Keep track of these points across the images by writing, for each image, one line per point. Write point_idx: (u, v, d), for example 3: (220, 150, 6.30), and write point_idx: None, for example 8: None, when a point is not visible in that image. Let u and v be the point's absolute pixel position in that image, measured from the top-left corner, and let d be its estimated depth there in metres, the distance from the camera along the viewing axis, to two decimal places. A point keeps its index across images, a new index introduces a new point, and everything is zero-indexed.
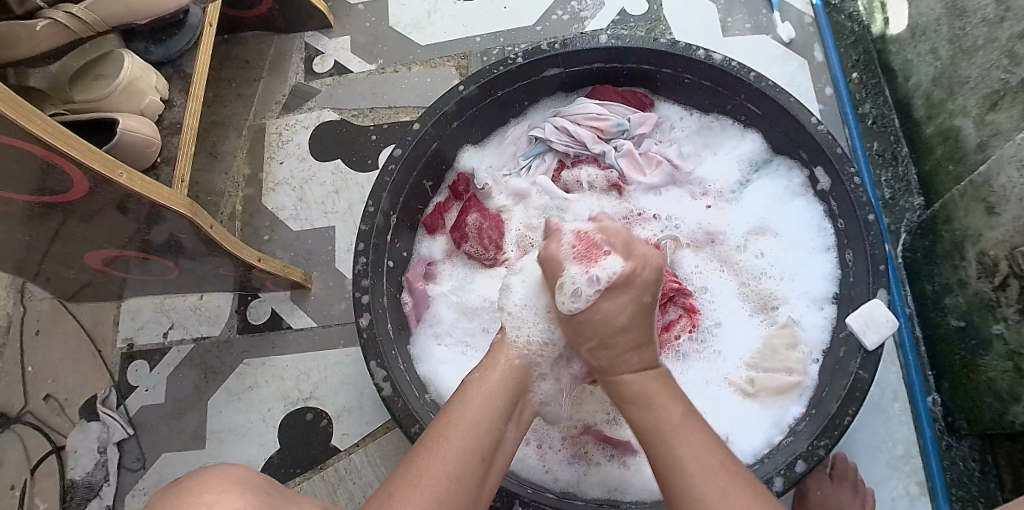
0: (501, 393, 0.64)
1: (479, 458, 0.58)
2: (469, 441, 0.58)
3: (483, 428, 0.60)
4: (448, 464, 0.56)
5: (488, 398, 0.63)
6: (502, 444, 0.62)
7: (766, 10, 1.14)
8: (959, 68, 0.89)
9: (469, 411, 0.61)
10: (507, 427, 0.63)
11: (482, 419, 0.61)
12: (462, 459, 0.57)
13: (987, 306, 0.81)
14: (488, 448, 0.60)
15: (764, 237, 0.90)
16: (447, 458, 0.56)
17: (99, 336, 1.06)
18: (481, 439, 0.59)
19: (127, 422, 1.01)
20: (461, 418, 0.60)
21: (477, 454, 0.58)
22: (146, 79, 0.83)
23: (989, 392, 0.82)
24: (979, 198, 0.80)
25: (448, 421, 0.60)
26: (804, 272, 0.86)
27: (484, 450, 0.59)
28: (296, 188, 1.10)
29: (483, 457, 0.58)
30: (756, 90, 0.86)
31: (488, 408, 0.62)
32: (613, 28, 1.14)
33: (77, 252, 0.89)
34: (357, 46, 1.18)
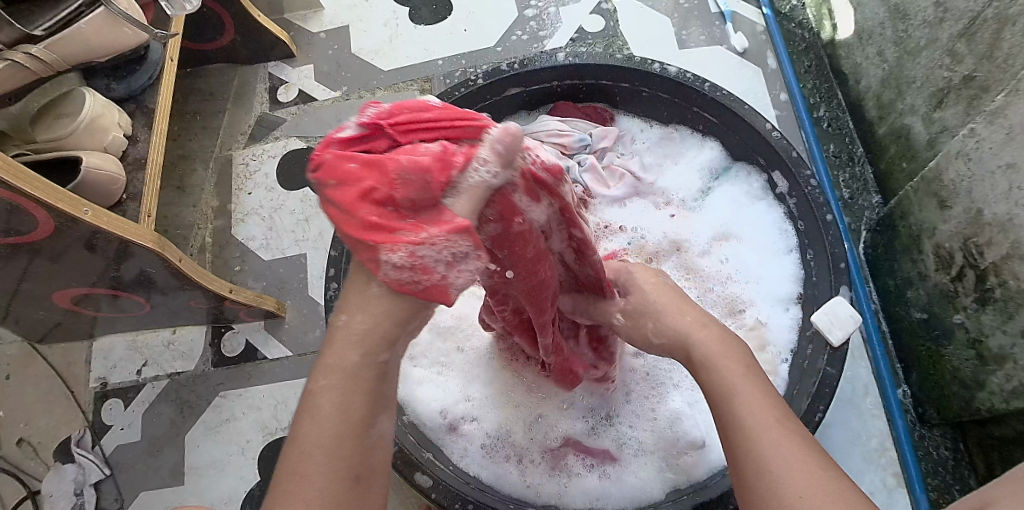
0: (354, 388, 0.45)
1: (353, 479, 0.44)
2: (336, 452, 0.44)
3: (343, 447, 0.44)
4: (321, 485, 0.43)
5: (335, 401, 0.44)
6: (377, 445, 0.47)
7: (719, 22, 1.17)
8: (905, 69, 0.92)
9: (325, 416, 0.44)
10: (383, 421, 0.47)
11: (342, 425, 0.44)
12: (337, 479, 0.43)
13: (946, 297, 0.84)
14: (359, 464, 0.45)
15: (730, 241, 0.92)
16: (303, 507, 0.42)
17: (71, 377, 1.04)
18: (348, 450, 0.44)
19: (102, 462, 0.99)
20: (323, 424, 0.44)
21: (346, 470, 0.44)
22: (109, 116, 0.83)
23: (956, 381, 0.84)
24: (931, 192, 0.83)
25: (302, 445, 0.44)
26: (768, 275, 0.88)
27: (354, 468, 0.44)
28: (266, 217, 1.10)
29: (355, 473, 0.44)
30: (711, 99, 0.88)
31: (352, 409, 0.45)
32: (572, 45, 1.16)
33: (45, 293, 0.88)
34: (321, 74, 1.19)
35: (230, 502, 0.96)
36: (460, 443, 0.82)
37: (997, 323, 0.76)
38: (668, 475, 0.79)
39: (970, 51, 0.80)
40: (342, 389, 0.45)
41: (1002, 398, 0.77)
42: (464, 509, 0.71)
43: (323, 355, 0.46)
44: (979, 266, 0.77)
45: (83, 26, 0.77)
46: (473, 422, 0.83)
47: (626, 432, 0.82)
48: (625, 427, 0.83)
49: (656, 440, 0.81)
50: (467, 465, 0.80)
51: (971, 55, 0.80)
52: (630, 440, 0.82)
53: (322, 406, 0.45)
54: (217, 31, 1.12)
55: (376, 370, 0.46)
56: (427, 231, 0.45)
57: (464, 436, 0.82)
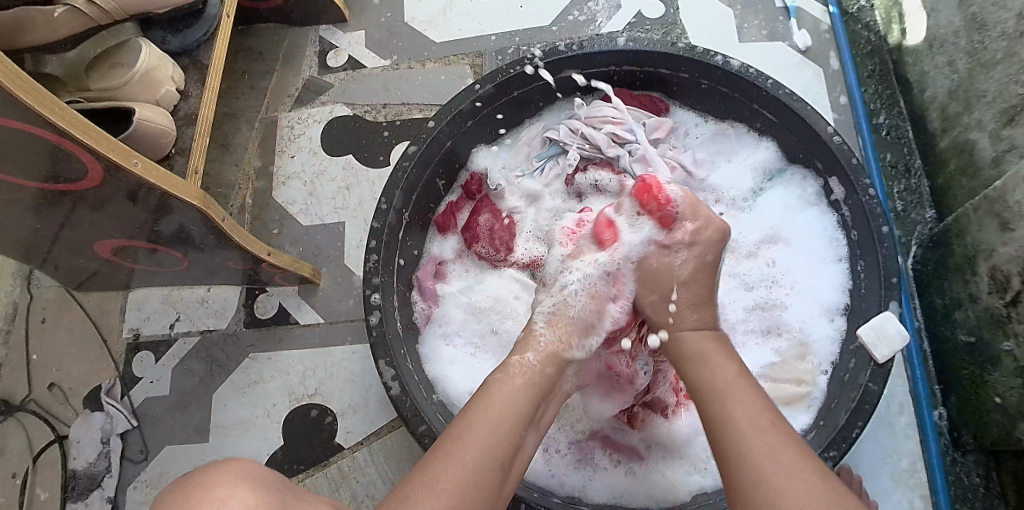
0: (520, 401, 0.59)
1: (497, 464, 0.53)
2: (493, 435, 0.55)
3: (503, 431, 0.56)
4: (470, 462, 0.52)
5: (505, 402, 0.58)
6: (522, 449, 0.58)
7: (783, 17, 1.13)
8: (976, 81, 0.89)
9: (494, 407, 0.57)
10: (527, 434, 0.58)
11: (508, 422, 0.57)
12: (479, 456, 0.53)
13: (996, 322, 0.81)
14: (506, 454, 0.55)
15: (785, 247, 0.90)
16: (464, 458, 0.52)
17: (105, 325, 1.05)
18: (503, 440, 0.55)
19: (130, 414, 1.00)
20: (485, 413, 0.57)
21: (495, 456, 0.54)
22: (163, 70, 0.82)
23: (997, 408, 0.81)
24: (993, 213, 0.80)
25: (474, 418, 0.56)
26: (817, 283, 0.85)
27: (502, 458, 0.54)
28: (306, 182, 1.10)
29: (502, 460, 0.54)
30: (772, 97, 0.86)
31: (512, 408, 0.58)
32: (630, 30, 1.13)
33: (86, 242, 0.88)
34: (371, 41, 1.18)
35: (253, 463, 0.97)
36: None
37: None
38: (694, 477, 0.78)
39: None
40: (507, 394, 0.59)
41: None
42: None
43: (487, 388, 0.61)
44: None
45: None
46: None
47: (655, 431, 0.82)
48: None
49: (684, 442, 0.80)
50: None
51: None
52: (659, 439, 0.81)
53: (485, 400, 0.58)
54: None
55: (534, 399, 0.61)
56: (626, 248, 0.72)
57: None
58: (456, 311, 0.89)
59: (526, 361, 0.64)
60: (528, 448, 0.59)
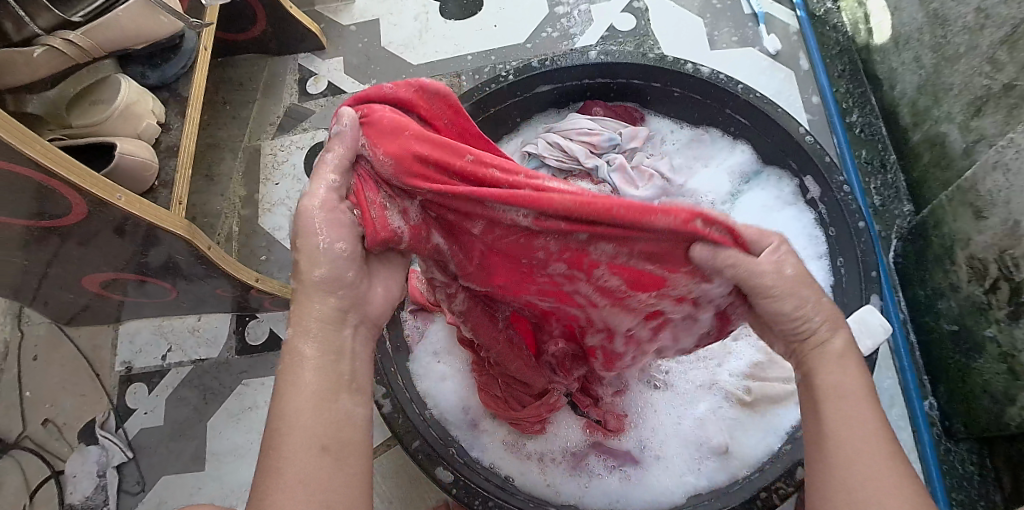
0: (319, 382, 0.47)
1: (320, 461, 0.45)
2: (307, 432, 0.45)
3: (310, 425, 0.45)
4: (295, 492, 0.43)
5: (302, 392, 0.47)
6: (343, 418, 0.47)
7: (752, 24, 1.16)
8: (942, 76, 0.90)
9: (294, 398, 0.46)
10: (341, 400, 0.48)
11: (317, 411, 0.46)
12: (308, 478, 0.44)
13: (978, 310, 0.82)
14: (323, 445, 0.45)
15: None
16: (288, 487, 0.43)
17: (98, 359, 1.06)
18: (311, 429, 0.45)
19: (126, 446, 1.00)
20: (284, 403, 0.46)
21: (306, 447, 0.45)
22: (143, 103, 0.84)
23: (985, 394, 0.82)
24: (966, 202, 0.81)
25: (280, 430, 0.45)
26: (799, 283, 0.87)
27: (318, 448, 0.45)
28: (293, 208, 1.11)
29: (319, 447, 0.45)
30: (744, 101, 0.87)
31: (314, 396, 0.47)
32: (602, 44, 1.15)
33: (75, 276, 0.89)
34: (350, 67, 1.20)
35: (249, 490, 0.97)
36: (482, 439, 0.82)
37: None
38: (689, 479, 0.78)
39: (1012, 59, 0.78)
40: (322, 370, 0.48)
41: None
42: (485, 505, 0.72)
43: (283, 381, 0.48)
44: (1013, 279, 0.75)
45: (119, 14, 0.77)
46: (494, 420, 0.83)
47: (647, 433, 0.81)
48: (646, 431, 0.81)
49: (678, 444, 0.80)
50: (489, 460, 0.81)
51: (1013, 63, 0.78)
52: (652, 442, 0.81)
53: (288, 385, 0.47)
54: (249, 21, 1.13)
55: (338, 365, 0.49)
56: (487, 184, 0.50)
57: (486, 433, 0.83)
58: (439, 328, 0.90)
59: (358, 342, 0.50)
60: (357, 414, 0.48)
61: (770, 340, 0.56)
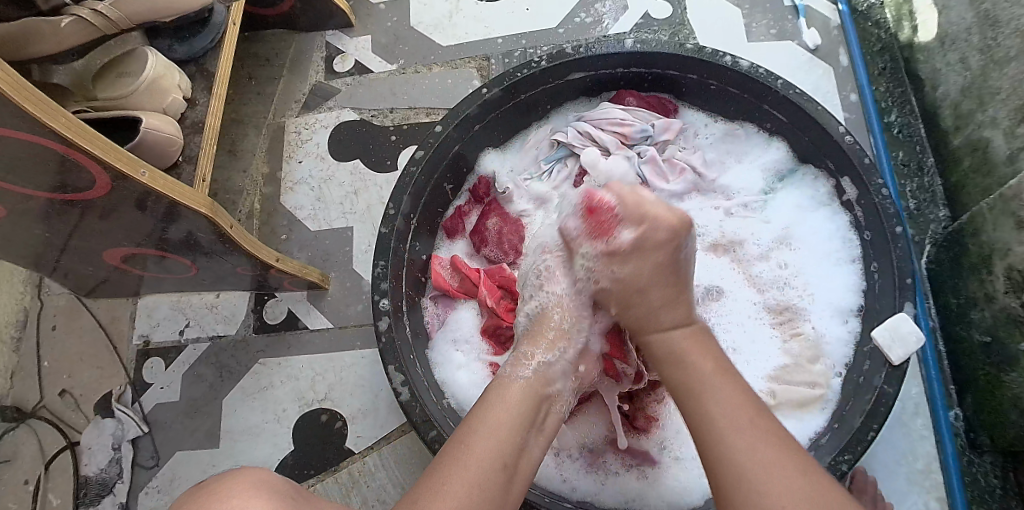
0: (518, 407, 0.59)
1: (501, 467, 0.54)
2: (490, 445, 0.54)
3: (504, 435, 0.56)
4: (471, 470, 0.52)
5: (502, 410, 0.59)
6: (527, 452, 0.58)
7: (792, 16, 1.12)
8: (990, 79, 0.87)
9: (489, 422, 0.57)
10: (530, 437, 0.58)
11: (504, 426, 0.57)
12: (485, 464, 0.53)
13: (1013, 322, 0.80)
14: (508, 457, 0.55)
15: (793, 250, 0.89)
16: (468, 468, 0.52)
17: (116, 332, 1.06)
18: (505, 445, 0.55)
19: (141, 419, 1.00)
20: (485, 422, 0.57)
21: (498, 457, 0.54)
22: (170, 78, 0.83)
23: (1015, 408, 0.80)
24: (1009, 211, 0.79)
25: (474, 426, 0.57)
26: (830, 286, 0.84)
27: (504, 458, 0.54)
28: (314, 187, 1.10)
29: (505, 461, 0.54)
30: (783, 97, 0.85)
31: (508, 417, 0.58)
32: (636, 31, 1.13)
33: (96, 249, 0.88)
34: (378, 46, 1.18)
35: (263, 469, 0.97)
36: None
37: None
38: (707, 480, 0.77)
39: None
40: (518, 400, 0.60)
41: None
42: None
43: (484, 402, 0.60)
44: None
45: None
46: None
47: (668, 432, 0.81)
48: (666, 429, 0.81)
49: None
50: None
51: None
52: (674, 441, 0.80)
53: (484, 412, 0.58)
54: None
55: (532, 403, 0.61)
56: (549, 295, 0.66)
57: None
58: (462, 315, 0.89)
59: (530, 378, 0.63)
60: (533, 454, 0.58)
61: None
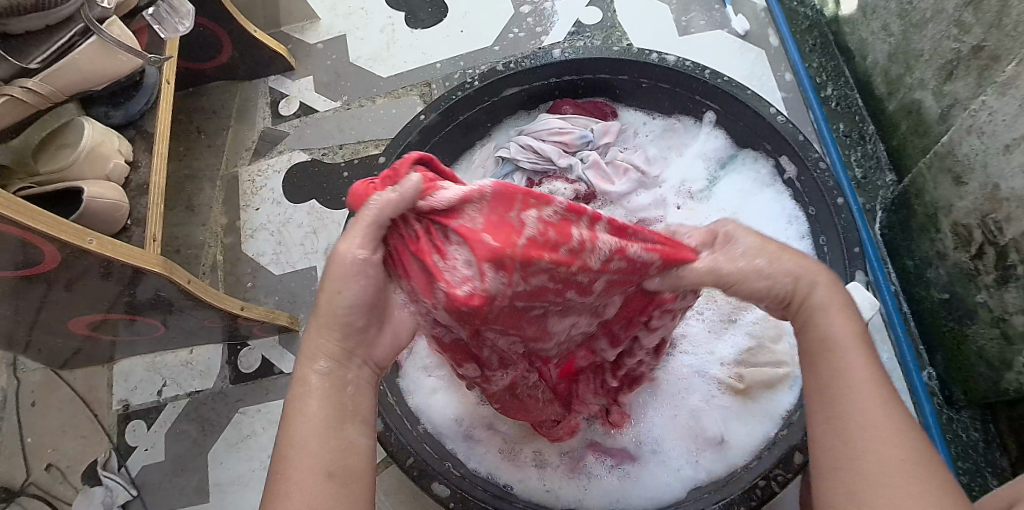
0: (321, 403, 0.49)
1: (325, 476, 0.45)
2: (310, 458, 0.46)
3: (315, 442, 0.46)
4: (305, 493, 0.44)
5: (303, 418, 0.48)
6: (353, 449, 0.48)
7: (719, 6, 1.15)
8: (912, 43, 0.89)
9: (303, 419, 0.48)
10: (348, 429, 0.48)
11: (318, 429, 0.47)
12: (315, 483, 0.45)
13: (967, 277, 0.81)
14: (331, 460, 0.46)
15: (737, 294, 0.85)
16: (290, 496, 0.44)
17: (95, 400, 1.06)
18: (321, 453, 0.46)
19: (129, 484, 1.00)
20: (291, 444, 0.47)
21: (321, 468, 0.45)
22: (109, 144, 0.84)
23: (981, 361, 0.81)
24: (945, 169, 0.80)
25: (283, 453, 0.46)
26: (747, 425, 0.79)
27: (326, 465, 0.46)
28: (275, 232, 1.11)
29: (328, 468, 0.46)
30: (712, 86, 0.86)
31: (316, 414, 0.48)
32: (570, 39, 1.15)
33: (60, 321, 0.89)
34: (321, 85, 1.19)
35: None
36: (478, 450, 0.81)
37: (1020, 300, 0.73)
38: (688, 472, 0.78)
39: (977, 20, 0.77)
40: (322, 396, 0.49)
41: None
42: None
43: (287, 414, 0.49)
44: (998, 243, 0.74)
45: (76, 57, 0.78)
46: (490, 429, 0.83)
47: (640, 430, 0.81)
48: (641, 427, 0.81)
49: (676, 437, 0.80)
50: (487, 470, 0.80)
51: (979, 24, 0.76)
52: (650, 439, 0.80)
53: (296, 416, 0.48)
54: (215, 49, 1.13)
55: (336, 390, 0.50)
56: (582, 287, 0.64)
57: (483, 443, 0.82)
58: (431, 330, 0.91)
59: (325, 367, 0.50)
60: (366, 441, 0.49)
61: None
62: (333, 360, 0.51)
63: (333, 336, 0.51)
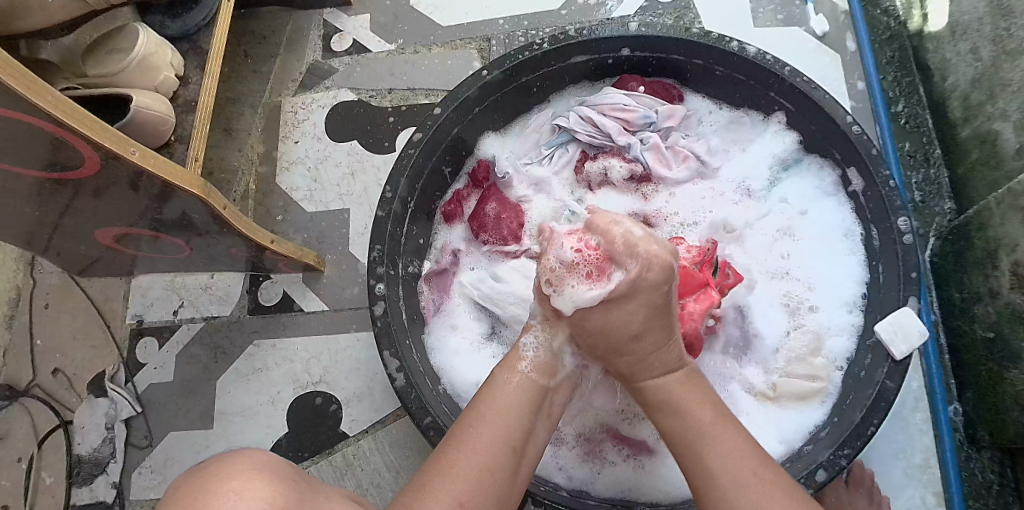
0: (519, 399, 0.59)
1: (511, 451, 0.55)
2: (503, 419, 0.56)
3: (514, 424, 0.56)
4: (478, 454, 0.52)
5: (503, 407, 0.57)
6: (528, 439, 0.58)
7: (800, 2, 1.11)
8: (1002, 70, 0.85)
9: (499, 405, 0.57)
10: (533, 422, 0.59)
11: (511, 431, 0.56)
12: (491, 451, 0.53)
13: (1018, 318, 0.78)
14: (518, 441, 0.56)
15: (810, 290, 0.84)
16: (477, 451, 0.53)
17: (109, 311, 1.04)
18: (513, 430, 0.56)
19: (135, 400, 0.99)
20: (481, 410, 0.57)
21: (506, 442, 0.54)
22: (162, 55, 0.81)
23: (1015, 406, 0.79)
24: (1018, 206, 0.77)
25: (482, 411, 0.57)
26: (768, 428, 0.78)
27: (514, 443, 0.55)
28: (311, 168, 1.08)
29: (513, 445, 0.55)
30: (790, 85, 0.83)
31: (514, 409, 0.57)
32: (641, 14, 1.11)
33: (88, 228, 0.86)
34: (378, 24, 1.15)
35: (257, 451, 0.96)
36: None
37: None
38: None
39: None
40: (518, 388, 0.59)
41: None
42: None
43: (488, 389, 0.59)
44: None
45: None
46: None
47: None
48: None
49: None
50: None
51: None
52: None
53: (498, 393, 0.59)
54: None
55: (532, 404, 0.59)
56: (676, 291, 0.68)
57: None
58: (468, 274, 0.90)
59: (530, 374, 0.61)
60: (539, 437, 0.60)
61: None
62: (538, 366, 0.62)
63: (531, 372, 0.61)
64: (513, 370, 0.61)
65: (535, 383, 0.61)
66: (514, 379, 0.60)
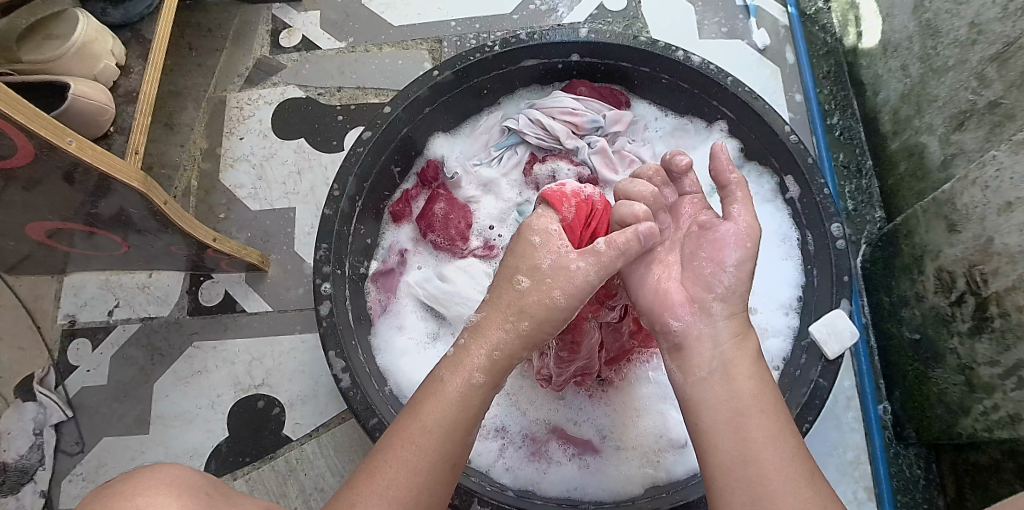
0: (463, 406, 0.54)
1: (450, 467, 0.52)
2: (444, 437, 0.52)
3: (456, 436, 0.53)
4: (419, 475, 0.51)
5: (445, 414, 0.53)
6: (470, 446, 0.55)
7: (742, 16, 1.15)
8: (928, 86, 0.90)
9: (445, 414, 0.53)
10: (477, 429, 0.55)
11: (450, 439, 0.52)
12: (430, 468, 0.51)
13: (941, 321, 0.83)
14: (458, 454, 0.53)
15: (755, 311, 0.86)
16: (417, 473, 0.51)
17: (39, 311, 1.00)
18: (455, 444, 0.53)
19: (65, 404, 0.95)
20: (422, 425, 0.53)
21: (446, 458, 0.52)
22: (102, 42, 0.79)
23: (940, 404, 0.83)
24: (941, 215, 0.81)
25: (422, 419, 0.53)
26: None
27: (454, 458, 0.53)
28: (256, 165, 1.06)
29: (453, 461, 0.53)
30: (732, 94, 0.86)
31: (459, 418, 0.53)
32: (590, 21, 1.13)
33: (17, 223, 0.81)
34: (327, 22, 1.14)
35: (195, 456, 0.93)
36: None
37: (992, 353, 0.75)
38: (649, 471, 0.77)
39: (999, 77, 0.78)
40: (461, 390, 0.54)
41: (984, 425, 0.77)
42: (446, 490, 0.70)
43: (428, 390, 0.55)
44: (980, 294, 0.76)
45: None
46: None
47: (604, 421, 0.81)
48: (607, 419, 0.81)
49: (640, 437, 0.80)
50: None
51: (1000, 81, 0.78)
52: (615, 433, 0.80)
53: (439, 397, 0.54)
54: None
55: (478, 409, 0.55)
56: (603, 310, 0.72)
57: None
58: (415, 273, 0.90)
59: (474, 378, 0.55)
60: None
61: (754, 363, 0.56)
62: (492, 357, 0.56)
63: (475, 376, 0.55)
64: (465, 369, 0.55)
65: (489, 388, 0.56)
66: (459, 381, 0.55)
